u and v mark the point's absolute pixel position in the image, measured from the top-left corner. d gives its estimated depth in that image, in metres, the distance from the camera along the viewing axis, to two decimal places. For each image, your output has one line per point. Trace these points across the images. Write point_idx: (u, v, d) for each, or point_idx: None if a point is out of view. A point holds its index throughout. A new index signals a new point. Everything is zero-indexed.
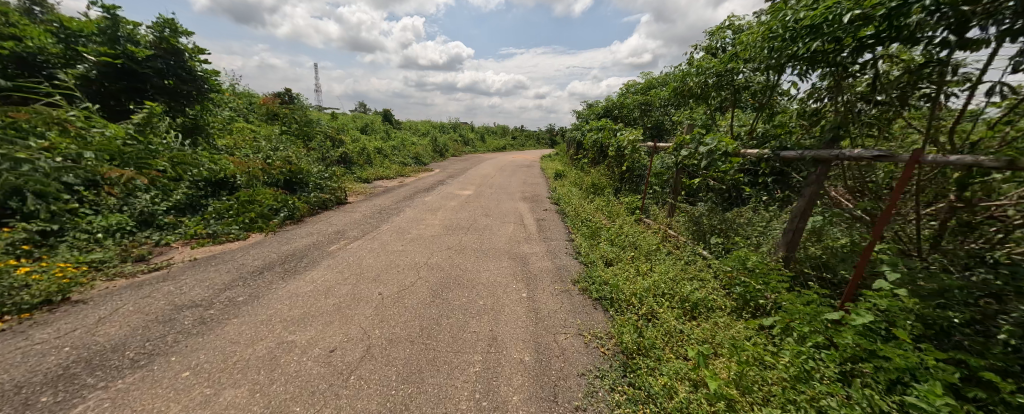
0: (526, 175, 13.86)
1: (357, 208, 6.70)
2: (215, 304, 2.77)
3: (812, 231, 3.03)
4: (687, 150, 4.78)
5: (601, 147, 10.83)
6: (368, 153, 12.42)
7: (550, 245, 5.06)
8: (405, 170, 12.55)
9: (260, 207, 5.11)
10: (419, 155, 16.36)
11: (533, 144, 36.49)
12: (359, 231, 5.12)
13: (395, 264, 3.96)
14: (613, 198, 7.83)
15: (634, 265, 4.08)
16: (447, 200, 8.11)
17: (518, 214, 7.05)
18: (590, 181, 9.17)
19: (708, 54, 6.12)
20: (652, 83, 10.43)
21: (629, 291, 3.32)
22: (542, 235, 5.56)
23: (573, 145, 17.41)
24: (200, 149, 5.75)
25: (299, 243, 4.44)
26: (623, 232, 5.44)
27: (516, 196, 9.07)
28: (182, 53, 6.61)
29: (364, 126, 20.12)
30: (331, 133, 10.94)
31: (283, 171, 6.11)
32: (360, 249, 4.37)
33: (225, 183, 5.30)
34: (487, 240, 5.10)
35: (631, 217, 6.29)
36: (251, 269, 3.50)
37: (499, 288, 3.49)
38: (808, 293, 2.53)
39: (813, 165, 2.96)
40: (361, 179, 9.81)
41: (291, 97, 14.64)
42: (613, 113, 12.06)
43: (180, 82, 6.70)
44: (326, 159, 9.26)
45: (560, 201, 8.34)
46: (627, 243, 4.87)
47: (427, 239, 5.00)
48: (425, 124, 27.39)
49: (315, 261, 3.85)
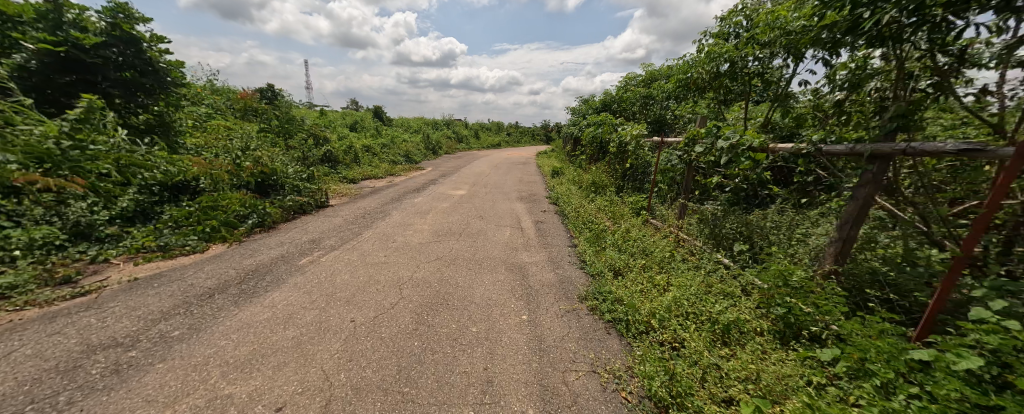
0: (523, 172, 13.35)
1: (339, 212, 6.16)
2: (141, 342, 2.23)
3: (866, 240, 2.54)
4: (702, 146, 4.30)
5: (600, 143, 10.35)
6: (355, 152, 11.80)
7: (551, 252, 4.57)
8: (395, 169, 11.97)
9: (223, 214, 4.57)
10: (410, 153, 15.75)
11: (529, 141, 35.92)
12: (336, 239, 4.57)
13: (374, 281, 3.42)
14: (615, 198, 7.37)
15: (647, 277, 3.60)
16: (438, 201, 7.59)
17: (514, 215, 6.56)
18: (590, 180, 8.69)
19: (718, 41, 5.64)
20: (652, 75, 9.95)
21: (647, 312, 2.83)
22: (542, 240, 5.06)
23: (570, 142, 16.91)
24: (158, 150, 5.18)
25: (264, 256, 3.88)
26: (629, 235, 4.98)
27: (512, 196, 8.55)
28: (138, 43, 6.19)
29: (353, 123, 19.43)
30: (315, 131, 10.33)
31: (254, 173, 5.55)
32: (335, 262, 3.83)
33: (183, 188, 4.75)
34: (481, 248, 4.57)
35: (635, 219, 5.83)
36: (198, 292, 2.95)
37: (495, 309, 2.97)
38: (876, 321, 2.05)
39: (869, 162, 2.44)
40: (347, 180, 9.22)
41: (275, 93, 13.98)
42: (612, 107, 11.57)
43: (139, 75, 6.23)
44: (308, 158, 8.67)
45: (559, 201, 7.86)
46: (635, 249, 4.41)
47: (414, 248, 4.47)
48: (417, 120, 26.71)
49: (280, 278, 3.31)
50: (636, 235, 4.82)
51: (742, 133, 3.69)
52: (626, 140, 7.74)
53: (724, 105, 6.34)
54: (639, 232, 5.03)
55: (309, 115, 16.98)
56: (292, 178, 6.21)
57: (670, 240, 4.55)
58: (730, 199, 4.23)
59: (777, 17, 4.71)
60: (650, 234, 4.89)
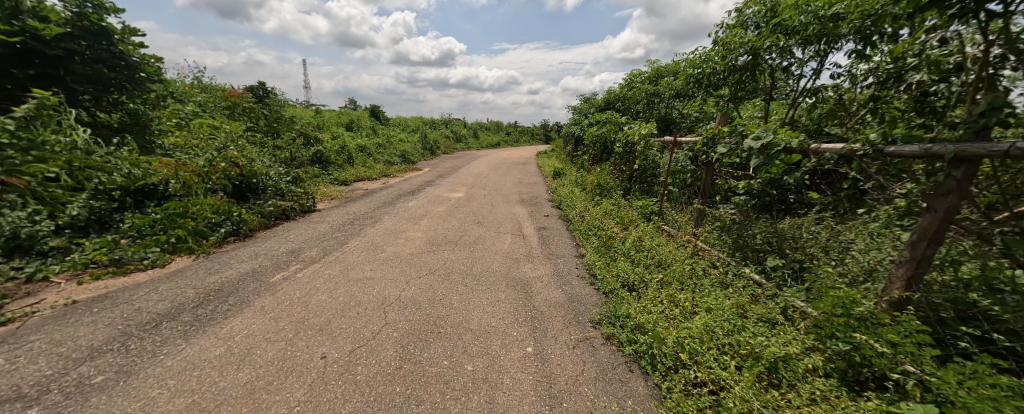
0: (522, 173, 12.91)
1: (326, 218, 5.71)
2: (48, 395, 1.77)
3: (945, 262, 2.10)
4: (725, 146, 3.87)
5: (604, 142, 9.92)
6: (348, 152, 11.34)
7: (556, 263, 4.15)
8: (390, 170, 11.52)
9: (193, 222, 4.13)
10: (407, 154, 15.28)
11: (528, 141, 35.47)
12: (317, 250, 4.12)
13: (355, 303, 2.96)
14: (622, 201, 6.94)
15: (668, 297, 3.16)
16: (433, 205, 7.14)
17: (514, 221, 6.12)
18: (594, 182, 8.26)
19: (737, 31, 5.20)
20: (658, 72, 9.50)
21: (674, 343, 2.39)
22: (545, 249, 4.64)
23: (571, 141, 16.47)
24: (124, 150, 4.72)
25: (233, 271, 3.41)
26: (643, 244, 4.54)
27: (511, 199, 8.08)
28: (108, 34, 5.71)
29: (348, 123, 18.95)
30: (305, 131, 9.87)
31: (231, 175, 5.10)
32: (313, 278, 3.37)
33: (150, 192, 4.30)
34: (479, 260, 4.11)
35: (646, 225, 5.40)
36: (143, 320, 2.49)
37: (495, 340, 2.52)
38: (982, 372, 1.60)
39: (953, 167, 1.99)
40: (338, 182, 8.77)
41: (265, 91, 13.51)
42: (616, 106, 11.13)
43: (107, 69, 5.79)
44: (297, 159, 8.22)
45: (562, 205, 7.43)
46: (650, 261, 3.98)
47: (404, 259, 4.02)
48: (415, 120, 26.24)
49: (245, 300, 2.85)
50: (650, 244, 4.39)
51: (775, 132, 3.27)
52: (633, 140, 7.30)
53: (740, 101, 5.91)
54: (652, 240, 4.60)
55: (302, 113, 16.49)
56: (275, 181, 5.75)
57: (690, 251, 4.12)
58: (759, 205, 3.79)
59: (806, 2, 4.27)
60: (665, 243, 4.46)
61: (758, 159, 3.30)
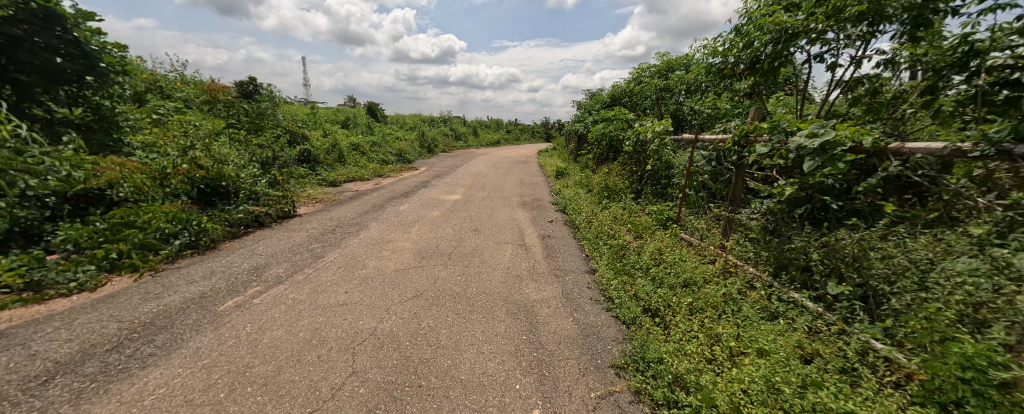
0: (523, 173, 12.33)
1: (306, 225, 5.12)
2: None
3: None
4: (765, 146, 3.28)
5: (610, 140, 9.35)
6: (339, 151, 10.75)
7: (564, 282, 3.58)
8: (384, 170, 10.92)
9: (142, 233, 3.54)
10: (403, 152, 14.66)
11: (529, 139, 34.85)
12: (287, 267, 3.54)
13: (318, 341, 2.37)
14: (632, 205, 6.37)
15: (705, 333, 2.58)
16: (427, 209, 6.54)
17: (515, 228, 5.53)
18: (601, 184, 7.69)
19: (766, 14, 4.62)
20: (669, 65, 8.86)
21: (727, 405, 1.82)
22: (551, 263, 4.08)
23: (574, 139, 15.86)
24: (71, 150, 4.15)
25: (177, 297, 2.83)
26: (663, 260, 3.96)
27: (512, 202, 7.48)
28: (62, 19, 5.13)
29: (344, 121, 18.33)
30: (292, 128, 9.28)
31: (195, 178, 4.53)
32: (272, 306, 2.78)
33: (95, 198, 3.74)
34: (475, 279, 3.52)
35: (663, 236, 4.82)
36: (32, 372, 1.91)
37: (491, 399, 1.94)
38: None
39: None
40: (325, 183, 8.17)
41: (255, 87, 12.92)
42: (622, 102, 10.51)
43: (62, 59, 5.22)
44: (281, 159, 7.63)
45: (567, 209, 6.87)
46: (675, 281, 3.40)
47: (388, 278, 3.44)
48: (413, 118, 25.61)
49: (178, 339, 2.27)
50: (672, 259, 3.81)
51: (833, 127, 2.73)
52: (645, 138, 6.70)
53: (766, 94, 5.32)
54: (674, 253, 4.01)
55: (294, 111, 15.86)
56: (248, 183, 5.16)
57: (720, 268, 3.54)
58: (805, 215, 3.20)
59: None
60: (689, 257, 3.88)
61: (813, 159, 2.74)
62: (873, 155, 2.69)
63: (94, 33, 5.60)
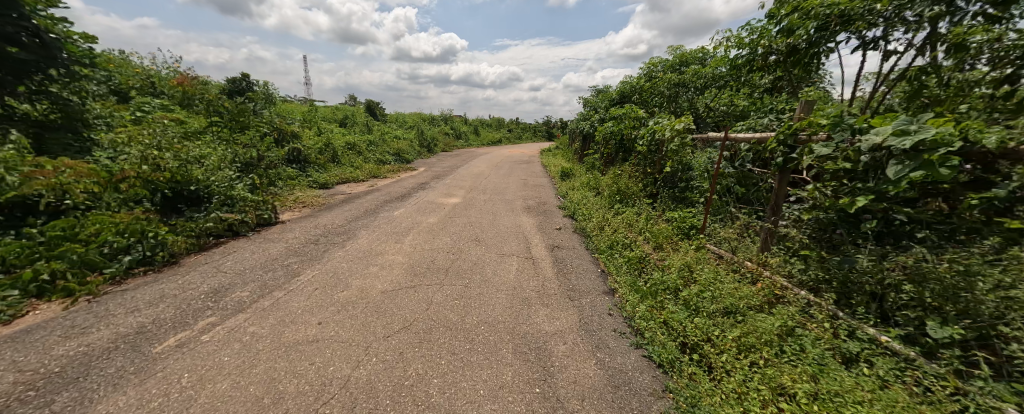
0: (526, 173, 11.79)
1: (286, 234, 4.58)
2: None
3: None
4: (823, 145, 2.74)
5: (620, 139, 8.81)
6: (333, 150, 10.24)
7: (580, 306, 3.04)
8: (380, 171, 10.39)
9: (83, 249, 3.01)
10: (401, 152, 14.11)
11: (530, 137, 34.32)
12: (253, 289, 3.00)
13: (273, 399, 1.83)
14: (647, 210, 5.85)
15: (767, 386, 2.03)
16: (423, 215, 6.01)
17: (520, 237, 4.99)
18: (612, 187, 7.14)
19: None
20: (684, 58, 8.28)
21: None
22: (563, 281, 3.55)
23: (578, 138, 15.31)
24: (12, 150, 3.61)
25: (106, 333, 2.28)
26: (695, 280, 3.41)
27: (516, 207, 6.93)
28: (19, 6, 4.52)
29: (341, 119, 17.78)
30: (282, 126, 8.75)
31: (156, 181, 4.02)
32: (223, 345, 2.24)
33: (34, 206, 3.20)
34: (474, 304, 2.98)
35: (688, 249, 4.27)
36: None
37: None
38: None
39: None
40: (316, 186, 7.69)
41: (246, 83, 12.37)
42: (632, 99, 9.95)
43: (19, 50, 4.60)
44: (268, 160, 7.10)
45: (575, 214, 6.35)
46: (714, 308, 2.85)
47: (372, 303, 2.91)
48: (413, 116, 25.10)
49: (86, 402, 1.73)
50: (707, 279, 3.25)
51: (924, 123, 2.21)
52: (662, 137, 6.14)
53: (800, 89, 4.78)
54: (707, 271, 3.46)
55: (289, 108, 15.32)
56: (223, 188, 4.63)
57: (766, 292, 2.99)
58: (876, 230, 2.66)
59: None
60: (726, 276, 3.32)
61: (900, 163, 2.21)
62: (975, 158, 2.16)
63: (56, 21, 4.99)
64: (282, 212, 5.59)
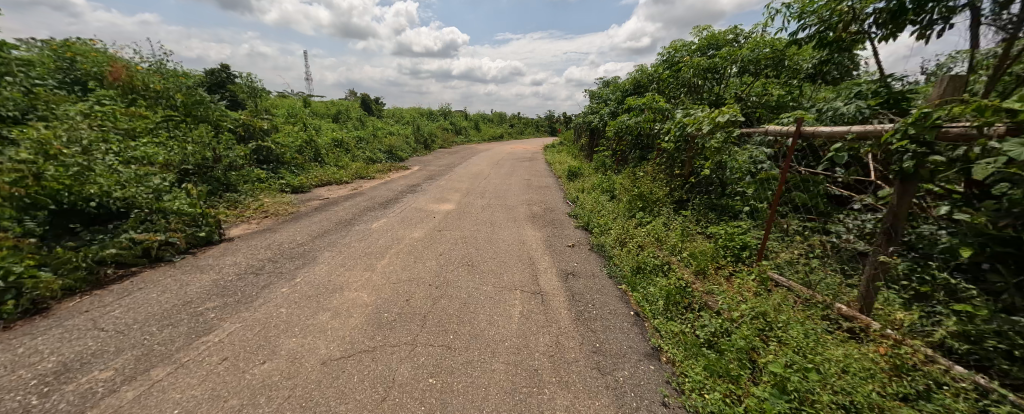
0: (530, 173, 10.77)
1: (224, 258, 3.58)
2: None
3: None
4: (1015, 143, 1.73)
5: (636, 135, 7.79)
6: (315, 148, 9.24)
7: (617, 389, 2.04)
8: (367, 171, 9.38)
9: None
10: (394, 149, 13.08)
11: (533, 133, 33.21)
12: (124, 364, 1.99)
13: None
14: (678, 222, 4.83)
15: None
16: (406, 227, 5.00)
17: (525, 259, 3.98)
18: (632, 191, 6.10)
19: None
20: (713, 41, 7.18)
21: None
22: (586, 338, 2.55)
23: (584, 134, 14.23)
24: None
25: None
26: (778, 339, 2.38)
27: (518, 215, 5.90)
28: None
29: (333, 115, 16.74)
30: (254, 122, 7.76)
31: (38, 194, 2.96)
32: None
33: None
34: (457, 389, 1.97)
35: (749, 282, 3.24)
36: None
37: None
38: None
39: None
40: (289, 190, 6.74)
41: (222, 73, 11.28)
42: (648, 89, 8.90)
43: None
44: (229, 161, 6.13)
45: (591, 226, 5.33)
46: (832, 401, 1.81)
47: (301, 389, 1.91)
48: (411, 111, 24.01)
49: None
50: (801, 341, 2.22)
51: None
52: (695, 133, 5.11)
53: (881, 71, 3.76)
54: (793, 324, 2.43)
55: (275, 102, 14.23)
56: (147, 199, 3.63)
57: (906, 370, 1.97)
58: None
59: None
60: (828, 335, 2.28)
61: None
62: None
63: None
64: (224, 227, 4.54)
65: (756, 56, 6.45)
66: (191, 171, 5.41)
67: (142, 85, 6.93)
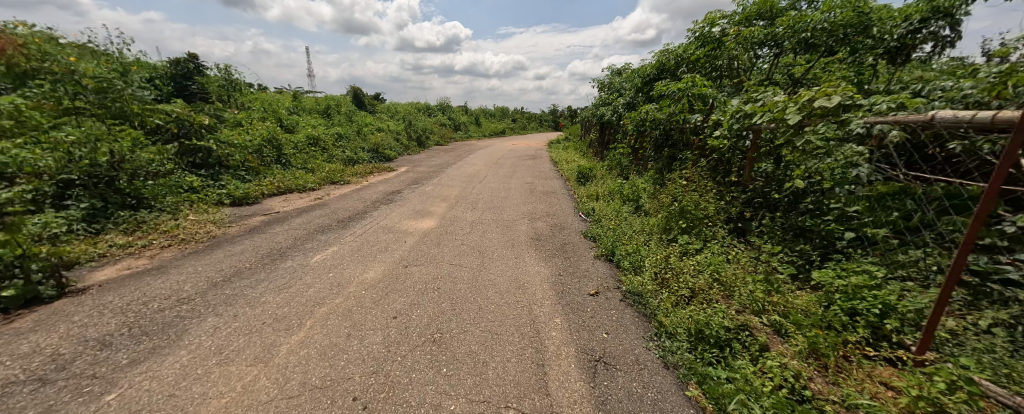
0: (534, 175, 9.28)
1: (26, 339, 2.16)
2: None
3: None
4: None
5: (664, 128, 6.27)
6: (279, 147, 7.82)
7: None
8: (342, 174, 7.96)
9: None
10: (380, 147, 11.64)
11: (536, 128, 31.59)
12: None
13: None
14: (746, 256, 3.35)
15: None
16: (358, 261, 3.55)
17: (524, 329, 2.51)
18: (667, 203, 4.61)
19: None
20: (764, 7, 5.58)
21: None
22: None
23: (595, 129, 12.66)
24: None
25: None
26: None
27: (517, 237, 4.43)
28: None
29: (320, 109, 15.27)
30: (193, 117, 6.33)
31: None
32: None
33: None
34: None
35: (937, 398, 1.76)
36: None
37: None
38: None
39: None
40: (228, 203, 5.35)
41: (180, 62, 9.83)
42: (674, 72, 7.35)
43: None
44: (138, 166, 4.74)
45: (616, 255, 3.87)
46: None
47: None
48: (408, 107, 22.55)
49: None
50: None
51: None
52: (764, 125, 3.60)
53: None
54: None
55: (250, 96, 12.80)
56: None
57: None
58: None
59: None
60: None
61: None
62: None
63: None
64: (81, 269, 3.12)
65: (826, 24, 4.88)
66: (77, 182, 4.11)
67: (42, 68, 5.44)
